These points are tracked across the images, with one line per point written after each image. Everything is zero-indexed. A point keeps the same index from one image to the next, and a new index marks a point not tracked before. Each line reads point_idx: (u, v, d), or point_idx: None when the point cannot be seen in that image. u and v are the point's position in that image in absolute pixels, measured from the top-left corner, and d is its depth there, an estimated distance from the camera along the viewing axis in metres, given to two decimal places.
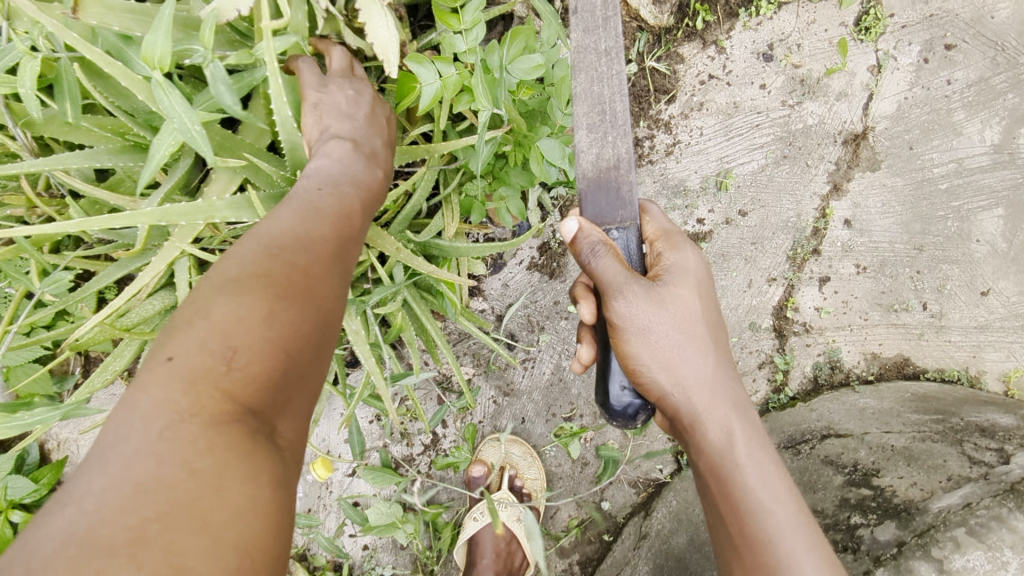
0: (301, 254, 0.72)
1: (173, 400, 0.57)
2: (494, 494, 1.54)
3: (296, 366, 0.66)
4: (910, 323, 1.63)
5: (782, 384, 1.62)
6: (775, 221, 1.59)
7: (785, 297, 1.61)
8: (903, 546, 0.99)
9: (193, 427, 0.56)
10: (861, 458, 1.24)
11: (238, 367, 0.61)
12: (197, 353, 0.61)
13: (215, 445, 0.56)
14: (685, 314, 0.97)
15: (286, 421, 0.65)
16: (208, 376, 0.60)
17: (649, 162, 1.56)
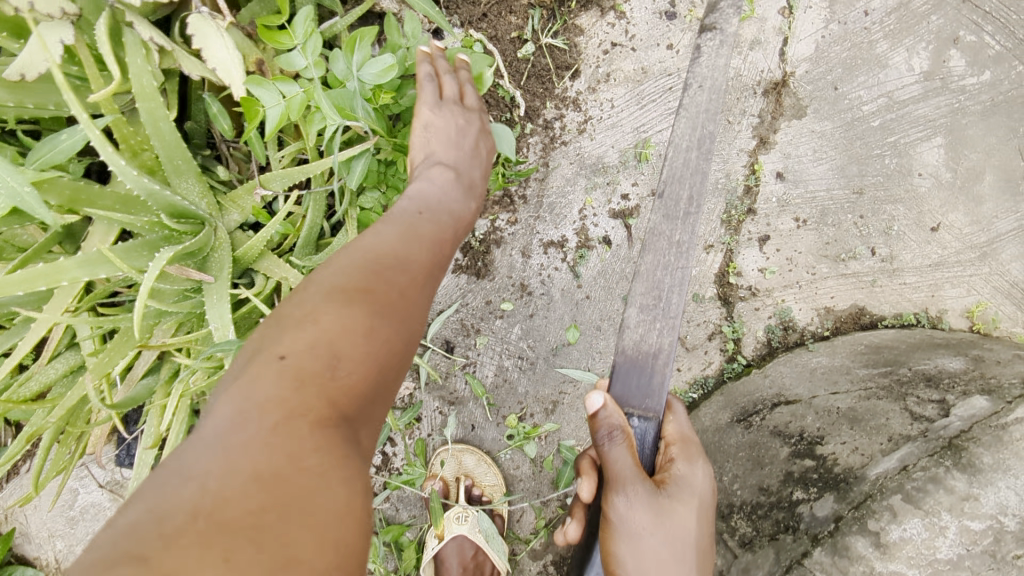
0: (344, 336, 0.73)
1: (286, 397, 0.65)
2: (452, 509, 1.52)
3: (384, 388, 0.76)
4: (861, 271, 1.55)
5: (735, 353, 1.55)
6: (703, 185, 1.52)
7: (725, 263, 1.54)
8: (841, 521, 0.93)
9: (304, 426, 0.64)
10: (807, 425, 1.18)
11: (339, 377, 0.70)
12: (309, 358, 0.70)
13: (322, 444, 0.64)
14: (698, 531, 0.99)
15: (369, 437, 0.73)
16: (317, 379, 0.68)
17: (563, 144, 1.49)
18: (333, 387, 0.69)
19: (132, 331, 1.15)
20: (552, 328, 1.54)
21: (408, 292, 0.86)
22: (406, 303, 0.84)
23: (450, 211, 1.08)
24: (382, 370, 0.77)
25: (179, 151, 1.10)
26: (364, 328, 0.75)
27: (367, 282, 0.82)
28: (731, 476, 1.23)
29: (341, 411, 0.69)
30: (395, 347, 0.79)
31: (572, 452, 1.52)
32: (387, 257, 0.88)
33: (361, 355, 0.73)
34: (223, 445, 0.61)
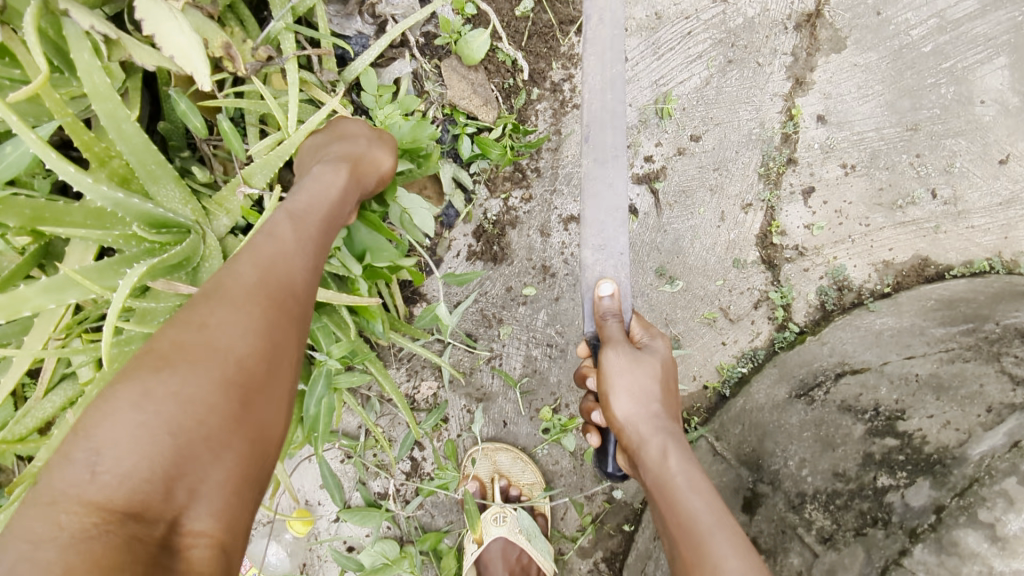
0: (178, 365, 0.59)
1: (33, 529, 0.50)
2: (489, 511, 1.39)
3: (208, 435, 0.58)
4: (921, 217, 1.38)
5: (785, 321, 1.40)
6: (734, 138, 1.37)
7: (767, 221, 1.39)
8: (943, 512, 0.84)
9: (50, 554, 0.48)
10: (882, 398, 1.04)
11: (105, 470, 0.53)
12: (123, 407, 0.56)
13: (80, 560, 0.49)
14: (660, 371, 0.98)
15: (201, 513, 0.57)
16: (76, 489, 0.52)
17: (574, 107, 1.35)
18: (119, 478, 0.54)
19: (125, 354, 1.04)
20: (581, 311, 1.41)
21: (235, 306, 0.65)
22: (243, 315, 0.65)
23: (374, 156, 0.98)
24: (246, 398, 0.62)
25: (152, 155, 0.98)
26: (143, 389, 0.57)
27: (222, 286, 0.67)
28: (796, 459, 1.08)
29: (121, 504, 0.53)
30: (222, 375, 0.60)
31: None
32: (217, 275, 0.69)
33: (145, 419, 0.56)
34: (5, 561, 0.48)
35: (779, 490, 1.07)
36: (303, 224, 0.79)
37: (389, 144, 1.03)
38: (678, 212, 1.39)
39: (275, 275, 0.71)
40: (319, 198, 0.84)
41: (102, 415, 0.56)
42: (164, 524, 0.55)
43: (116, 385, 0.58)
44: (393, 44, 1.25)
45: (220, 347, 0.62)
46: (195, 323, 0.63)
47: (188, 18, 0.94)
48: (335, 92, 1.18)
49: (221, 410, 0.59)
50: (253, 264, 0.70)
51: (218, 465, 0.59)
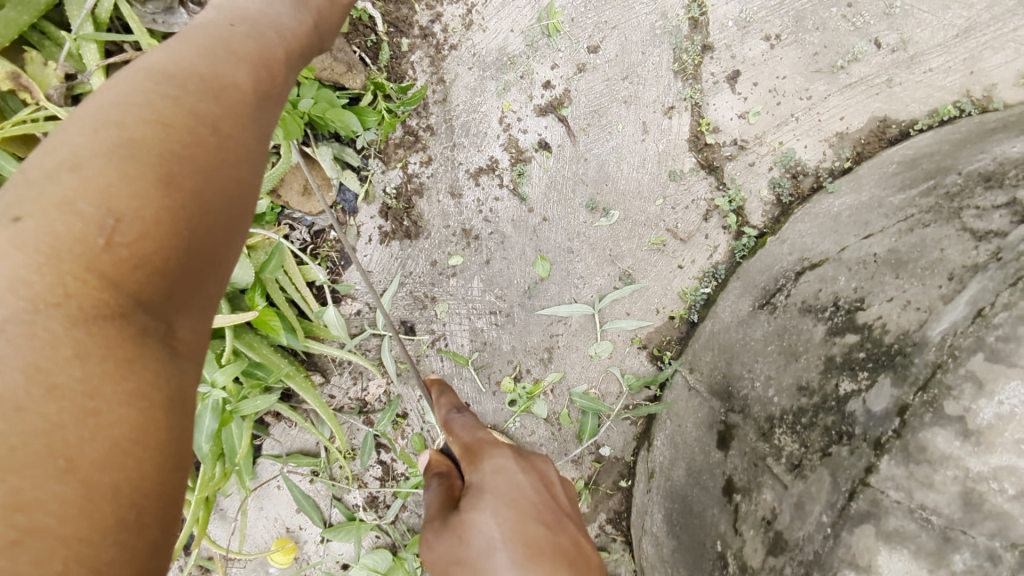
0: (199, 141, 0.50)
1: (25, 279, 0.43)
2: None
3: (225, 245, 0.50)
4: (870, 74, 1.21)
5: (742, 227, 1.25)
6: (637, 37, 1.21)
7: (696, 121, 1.23)
8: (908, 414, 0.73)
9: (56, 328, 0.42)
10: (841, 290, 0.90)
11: (125, 243, 0.45)
12: (131, 168, 0.46)
13: (92, 345, 0.43)
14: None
15: (197, 325, 0.50)
16: (80, 249, 0.44)
17: (452, 49, 1.21)
18: (126, 266, 0.45)
19: None
20: (516, 268, 1.29)
21: (240, 106, 0.54)
22: (254, 119, 0.55)
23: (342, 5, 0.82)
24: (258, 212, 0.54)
25: None
26: (155, 170, 0.47)
27: (231, 69, 0.56)
28: (763, 378, 0.97)
29: (137, 300, 0.46)
30: (237, 178, 0.52)
31: (588, 397, 1.27)
32: (209, 52, 0.57)
33: (141, 195, 0.46)
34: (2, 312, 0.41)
35: (750, 418, 0.95)
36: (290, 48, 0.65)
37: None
38: (596, 134, 1.24)
39: (275, 86, 0.60)
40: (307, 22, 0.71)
41: (110, 176, 0.46)
42: (166, 332, 0.48)
43: (127, 147, 0.47)
44: None
45: (227, 148, 0.51)
46: (206, 115, 0.51)
47: None
48: None
49: (223, 231, 0.50)
50: (251, 63, 0.58)
51: (214, 281, 0.50)
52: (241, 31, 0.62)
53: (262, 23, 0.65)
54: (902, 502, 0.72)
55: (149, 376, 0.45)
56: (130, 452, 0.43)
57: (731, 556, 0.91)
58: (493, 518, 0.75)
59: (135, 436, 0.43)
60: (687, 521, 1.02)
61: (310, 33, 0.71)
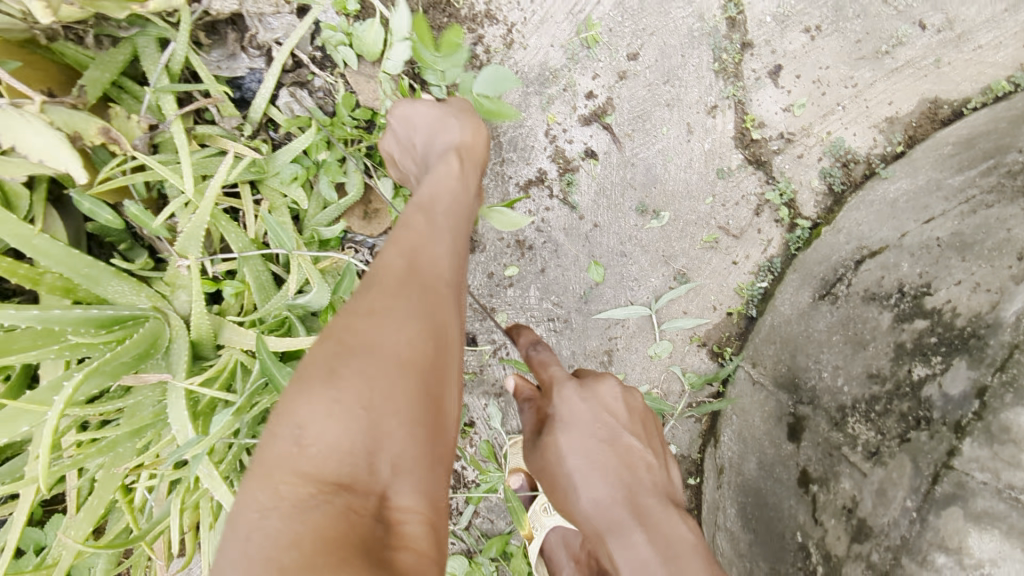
0: (367, 336, 0.61)
1: (257, 501, 0.53)
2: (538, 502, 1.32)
3: (402, 409, 0.58)
4: (915, 57, 1.20)
5: (794, 219, 1.26)
6: (675, 42, 1.23)
7: (740, 118, 1.24)
8: (987, 394, 0.80)
9: (275, 522, 0.51)
10: (905, 277, 0.95)
11: (313, 447, 0.55)
12: (324, 391, 0.57)
13: (292, 512, 0.52)
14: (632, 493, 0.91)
15: (406, 483, 0.58)
16: (285, 466, 0.55)
17: (495, 68, 1.25)
18: (337, 434, 0.56)
19: (119, 456, 1.03)
20: (572, 274, 1.32)
21: (392, 281, 0.65)
22: (407, 299, 0.64)
23: (470, 128, 0.95)
24: (432, 368, 0.62)
25: (77, 259, 0.97)
26: (368, 396, 0.57)
27: (399, 267, 0.67)
28: (829, 367, 1.02)
29: (335, 477, 0.55)
30: (402, 353, 0.60)
31: (651, 398, 1.29)
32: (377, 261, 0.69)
33: (346, 398, 0.57)
34: (264, 516, 0.52)
35: (820, 408, 1.00)
36: (445, 212, 0.78)
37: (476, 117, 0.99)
38: (641, 139, 1.26)
39: (427, 263, 0.69)
40: (445, 190, 0.82)
41: (322, 413, 0.56)
42: (373, 497, 0.56)
43: (325, 374, 0.58)
44: (287, 69, 1.18)
45: (382, 333, 0.61)
46: (365, 306, 0.63)
47: (52, 116, 0.89)
48: (246, 136, 1.14)
49: (412, 390, 0.59)
50: (399, 247, 0.70)
51: (394, 433, 0.58)
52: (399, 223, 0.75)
53: (419, 196, 0.80)
54: (989, 482, 0.79)
55: (342, 516, 0.53)
56: (323, 558, 0.49)
57: (813, 545, 0.97)
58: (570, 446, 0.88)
59: (336, 540, 0.51)
60: (764, 514, 1.06)
61: (465, 191, 0.85)
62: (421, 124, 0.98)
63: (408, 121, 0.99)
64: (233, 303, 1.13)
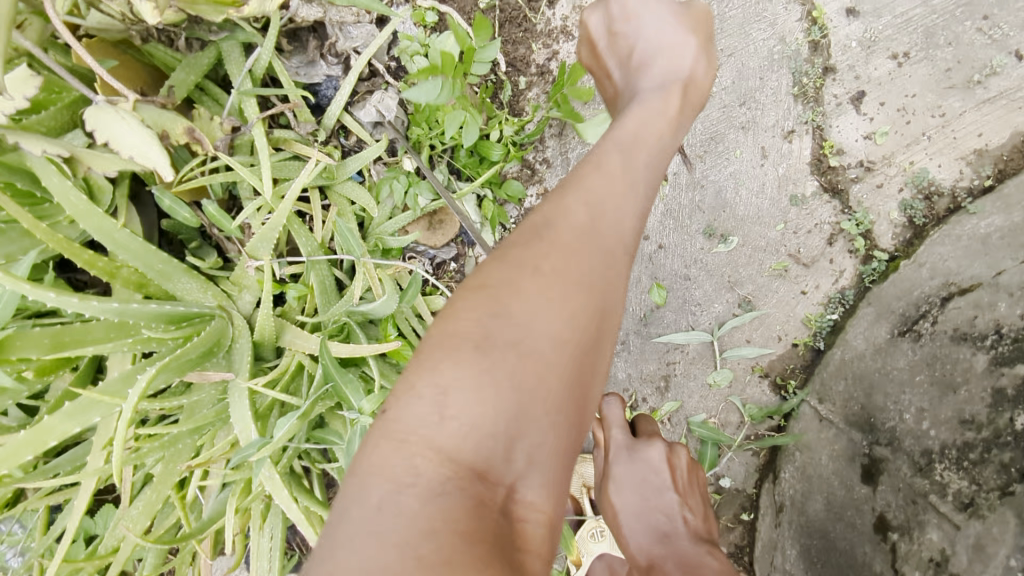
0: (521, 308, 0.61)
1: (393, 467, 0.56)
2: (585, 529, 1.30)
3: (545, 397, 0.60)
4: (1011, 87, 1.15)
5: (870, 251, 1.21)
6: (753, 64, 1.20)
7: (818, 144, 1.20)
8: None
9: (413, 504, 0.54)
10: (1002, 317, 0.92)
11: (454, 415, 0.57)
12: (472, 359, 0.59)
13: (428, 487, 0.55)
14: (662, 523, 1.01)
15: (534, 475, 0.60)
16: (424, 433, 0.57)
17: (567, 84, 1.24)
18: (478, 418, 0.58)
19: (177, 453, 1.03)
20: (632, 295, 1.29)
21: (549, 248, 0.65)
22: (569, 271, 0.64)
23: (709, 63, 0.91)
24: (576, 359, 0.63)
25: (152, 255, 0.98)
26: (521, 372, 0.59)
27: (570, 233, 0.66)
28: (912, 409, 0.99)
29: (472, 459, 0.57)
30: (551, 336, 0.62)
31: (709, 427, 1.25)
32: (541, 212, 0.69)
33: (494, 372, 0.59)
34: (400, 484, 0.55)
35: (901, 452, 0.98)
36: (644, 164, 0.77)
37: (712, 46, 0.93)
38: (712, 161, 1.23)
39: (604, 226, 0.68)
40: (655, 127, 0.81)
41: (467, 380, 0.58)
42: (502, 489, 0.58)
43: (475, 341, 0.60)
44: (363, 77, 1.20)
45: (533, 312, 0.62)
46: (524, 267, 0.63)
47: (144, 115, 0.93)
48: (318, 141, 1.15)
49: (559, 372, 0.61)
50: (580, 202, 0.69)
51: (532, 421, 0.60)
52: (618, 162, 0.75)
53: (636, 131, 0.80)
54: None
55: (475, 503, 0.55)
56: (466, 549, 0.51)
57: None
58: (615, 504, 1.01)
59: (472, 534, 0.53)
60: (832, 559, 1.03)
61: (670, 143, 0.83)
62: (648, 43, 0.91)
63: (625, 32, 0.93)
64: (295, 307, 1.13)
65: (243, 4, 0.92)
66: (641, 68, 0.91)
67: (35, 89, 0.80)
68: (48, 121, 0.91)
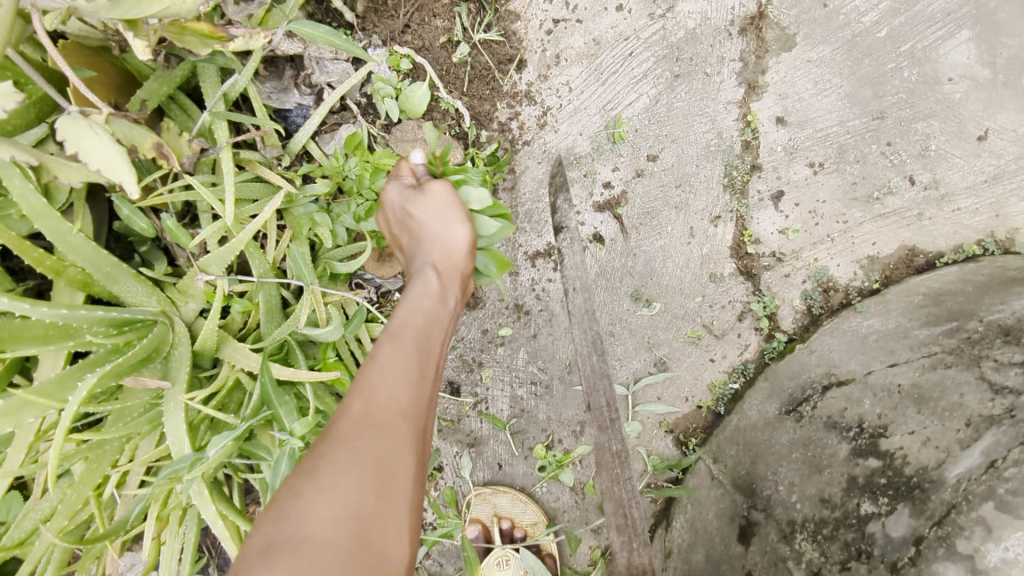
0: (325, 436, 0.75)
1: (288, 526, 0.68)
2: (493, 555, 1.38)
3: (342, 493, 0.69)
4: (902, 206, 1.33)
5: (772, 330, 1.36)
6: (693, 152, 1.33)
7: (739, 232, 1.35)
8: (923, 543, 0.93)
9: None
10: (865, 414, 1.10)
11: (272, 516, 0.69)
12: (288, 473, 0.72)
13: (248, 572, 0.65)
14: None
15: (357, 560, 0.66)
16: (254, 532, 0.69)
17: (524, 144, 1.34)
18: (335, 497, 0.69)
19: (102, 454, 1.06)
20: (560, 344, 1.39)
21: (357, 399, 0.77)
22: (371, 399, 0.77)
23: (466, 247, 0.97)
24: (380, 473, 0.71)
25: (101, 259, 1.01)
26: (331, 478, 0.70)
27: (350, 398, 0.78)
28: (785, 482, 1.15)
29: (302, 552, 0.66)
30: (349, 445, 0.73)
31: (614, 473, 1.38)
32: (390, 346, 0.84)
33: (306, 487, 0.70)
34: (288, 529, 0.67)
35: (771, 519, 1.14)
36: (411, 356, 0.83)
37: (461, 212, 0.98)
38: (646, 233, 1.35)
39: (399, 363, 0.82)
40: (428, 297, 0.90)
41: (287, 497, 0.70)
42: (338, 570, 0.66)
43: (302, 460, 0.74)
44: (334, 110, 1.26)
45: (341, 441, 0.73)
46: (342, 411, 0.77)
47: (114, 128, 0.95)
48: (283, 165, 1.20)
49: (374, 464, 0.72)
50: (382, 354, 0.83)
51: (350, 533, 0.67)
52: (424, 318, 0.88)
53: (425, 289, 0.91)
54: None
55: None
56: None
57: None
58: None
59: None
60: None
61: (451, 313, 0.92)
62: (434, 236, 0.96)
63: (421, 206, 0.99)
64: (239, 320, 1.18)
65: (229, 40, 0.98)
66: (422, 251, 0.97)
67: (16, 105, 0.77)
68: (16, 116, 0.94)
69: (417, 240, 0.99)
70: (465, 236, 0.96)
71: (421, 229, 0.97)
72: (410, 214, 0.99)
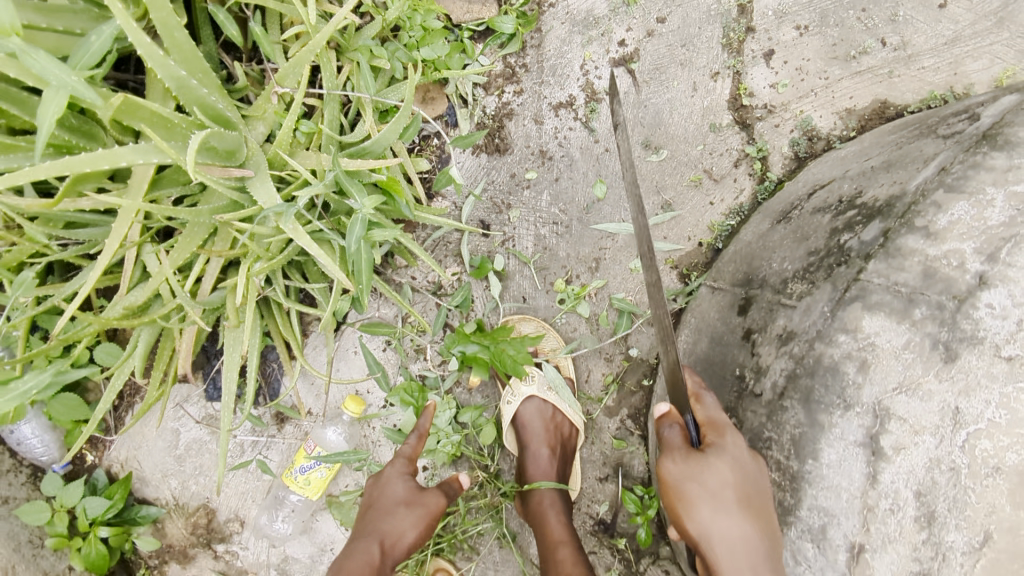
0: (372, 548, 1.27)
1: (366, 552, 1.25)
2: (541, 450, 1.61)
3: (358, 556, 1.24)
4: (875, 64, 1.54)
5: (764, 174, 1.56)
6: (696, 15, 1.54)
7: (735, 86, 1.55)
8: (890, 230, 0.91)
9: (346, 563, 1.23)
10: (844, 191, 1.19)
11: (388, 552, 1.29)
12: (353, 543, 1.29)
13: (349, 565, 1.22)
14: (724, 484, 0.89)
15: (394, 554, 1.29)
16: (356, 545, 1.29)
17: (550, 7, 1.55)
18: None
19: (194, 234, 1.22)
20: (579, 187, 1.58)
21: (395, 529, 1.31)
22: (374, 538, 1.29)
23: (417, 522, 1.33)
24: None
25: (196, 63, 1.14)
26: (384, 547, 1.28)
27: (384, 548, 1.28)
28: (780, 259, 1.24)
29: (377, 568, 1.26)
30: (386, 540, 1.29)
31: (626, 302, 1.57)
32: (380, 494, 1.36)
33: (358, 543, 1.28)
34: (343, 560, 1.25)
35: (767, 285, 1.22)
36: (395, 543, 1.30)
37: (420, 520, 1.33)
38: (655, 87, 1.55)
39: (389, 538, 1.30)
40: (388, 490, 1.36)
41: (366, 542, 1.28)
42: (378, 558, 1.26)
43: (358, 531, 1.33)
44: None
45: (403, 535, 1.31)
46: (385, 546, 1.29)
47: None
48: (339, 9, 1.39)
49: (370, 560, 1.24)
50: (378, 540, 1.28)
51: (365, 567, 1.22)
52: (389, 541, 1.29)
53: (399, 509, 1.33)
54: (884, 284, 0.89)
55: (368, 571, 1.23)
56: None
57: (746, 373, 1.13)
58: (720, 479, 0.89)
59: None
60: (709, 371, 1.29)
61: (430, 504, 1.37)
62: (396, 517, 1.32)
63: (394, 491, 1.36)
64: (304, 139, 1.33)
65: None
66: (414, 494, 1.36)
67: None
68: None
69: (383, 496, 1.36)
70: (430, 501, 1.37)
71: (394, 496, 1.35)
72: (387, 493, 1.35)
